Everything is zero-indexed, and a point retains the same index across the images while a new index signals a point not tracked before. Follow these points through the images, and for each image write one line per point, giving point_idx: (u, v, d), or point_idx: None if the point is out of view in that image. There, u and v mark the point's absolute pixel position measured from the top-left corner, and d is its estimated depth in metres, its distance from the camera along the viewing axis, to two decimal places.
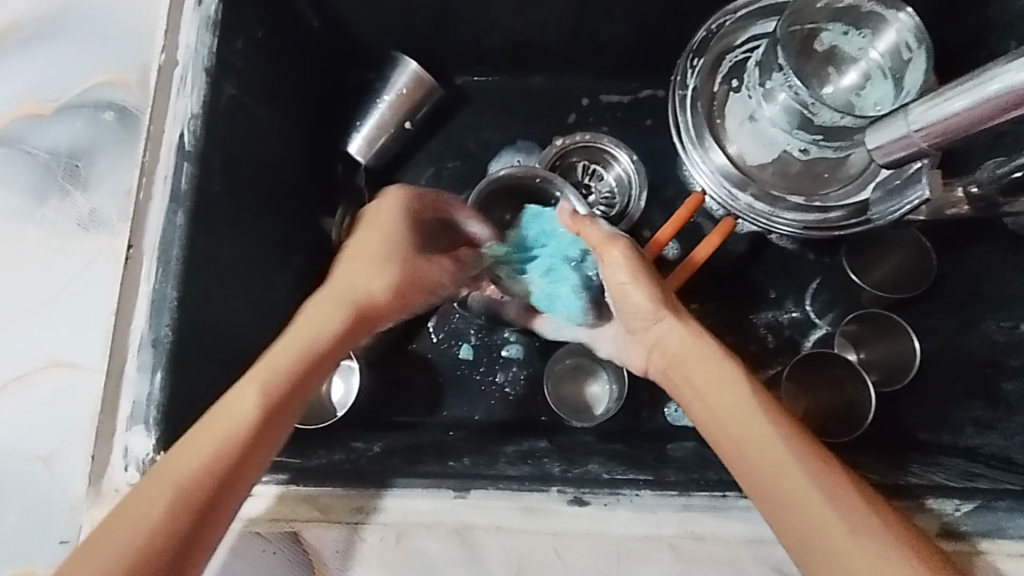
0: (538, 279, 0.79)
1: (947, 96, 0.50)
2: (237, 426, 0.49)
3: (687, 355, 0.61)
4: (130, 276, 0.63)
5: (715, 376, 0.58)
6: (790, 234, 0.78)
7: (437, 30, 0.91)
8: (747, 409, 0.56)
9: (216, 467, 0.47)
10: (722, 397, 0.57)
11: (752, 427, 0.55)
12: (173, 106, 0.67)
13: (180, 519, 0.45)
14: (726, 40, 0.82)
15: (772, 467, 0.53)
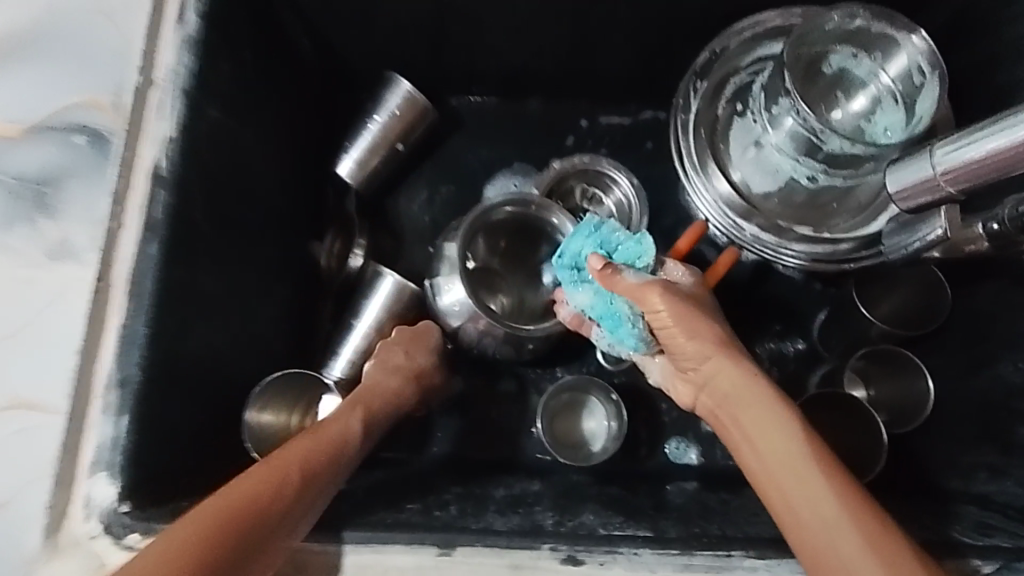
0: (593, 292, 0.71)
1: (973, 137, 0.49)
2: (238, 485, 0.51)
3: (735, 395, 0.58)
4: (98, 311, 0.59)
5: (764, 419, 0.55)
6: (796, 267, 0.75)
7: (432, 52, 0.88)
8: (799, 459, 0.52)
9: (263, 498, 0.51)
10: (771, 444, 0.54)
11: (801, 476, 0.52)
12: (150, 129, 0.63)
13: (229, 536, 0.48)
14: (730, 63, 0.79)
15: (820, 525, 0.50)
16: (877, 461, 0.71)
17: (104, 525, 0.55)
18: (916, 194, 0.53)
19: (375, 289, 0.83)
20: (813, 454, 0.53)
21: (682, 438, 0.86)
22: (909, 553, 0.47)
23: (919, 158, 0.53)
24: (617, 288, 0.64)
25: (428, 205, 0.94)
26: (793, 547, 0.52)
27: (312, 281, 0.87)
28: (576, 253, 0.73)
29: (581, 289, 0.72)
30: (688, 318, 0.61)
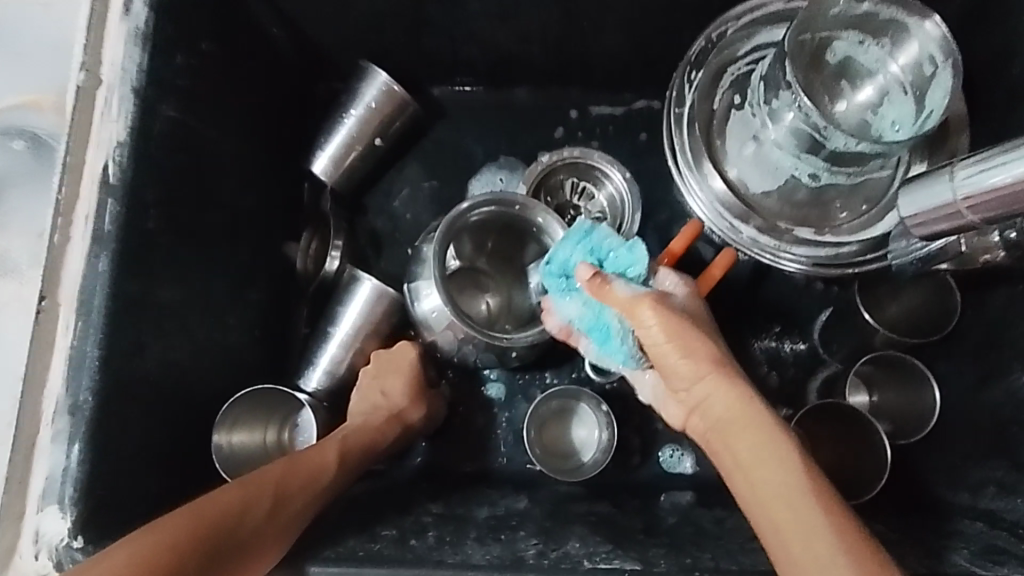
0: (583, 303, 0.66)
1: (1000, 160, 0.44)
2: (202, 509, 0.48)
3: (730, 419, 0.54)
4: (45, 331, 0.55)
5: (760, 447, 0.52)
6: (796, 272, 0.70)
7: (410, 39, 0.82)
8: (796, 492, 0.49)
9: (233, 516, 0.49)
10: (767, 474, 0.51)
11: (798, 511, 0.48)
12: (97, 132, 0.59)
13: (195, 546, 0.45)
14: (726, 51, 0.74)
15: (816, 564, 0.46)
16: (878, 480, 0.67)
17: (54, 561, 0.51)
18: (934, 219, 0.49)
19: (351, 296, 0.78)
20: (811, 486, 0.49)
21: (676, 446, 0.81)
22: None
23: (940, 178, 0.48)
24: (607, 300, 0.60)
25: (410, 202, 0.89)
26: None
27: (288, 285, 0.83)
28: (565, 260, 0.68)
29: (570, 299, 0.67)
30: (683, 332, 0.57)
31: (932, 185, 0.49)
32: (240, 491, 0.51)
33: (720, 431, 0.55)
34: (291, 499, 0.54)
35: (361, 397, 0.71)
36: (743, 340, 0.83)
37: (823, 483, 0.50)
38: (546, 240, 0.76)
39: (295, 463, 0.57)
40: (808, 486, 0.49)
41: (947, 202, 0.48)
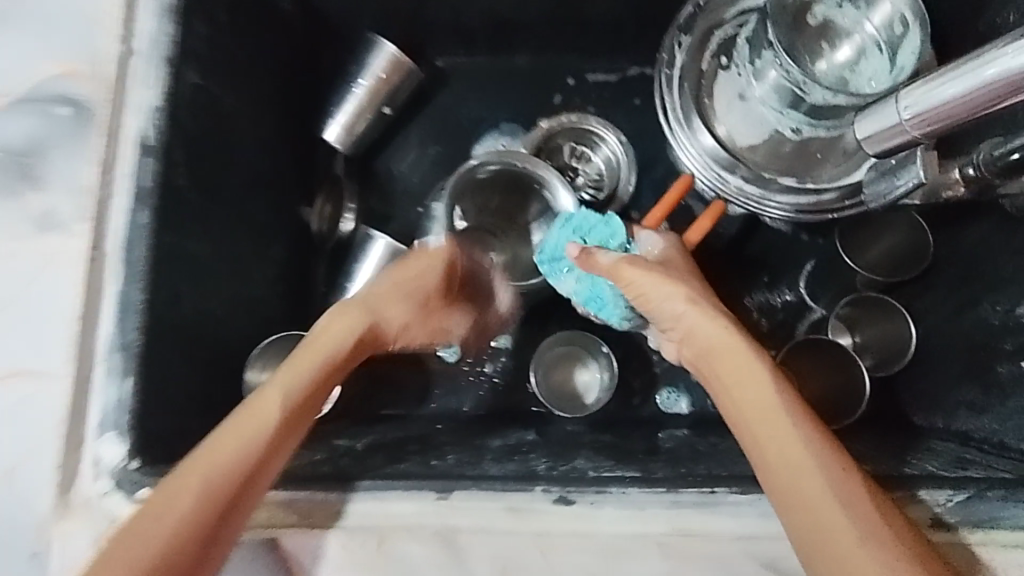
0: (577, 278, 0.74)
1: (941, 80, 0.47)
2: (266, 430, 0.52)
3: (714, 347, 0.60)
4: (93, 279, 0.59)
5: (742, 371, 0.57)
6: (782, 218, 0.75)
7: (415, 8, 0.87)
8: (773, 408, 0.55)
9: (246, 455, 0.50)
10: (749, 394, 0.56)
11: (775, 425, 0.54)
12: (131, 96, 0.63)
13: (212, 499, 0.47)
14: (714, 15, 0.79)
15: (790, 466, 0.52)
16: (858, 403, 0.74)
17: (115, 482, 0.56)
18: (886, 134, 0.52)
19: (367, 253, 0.84)
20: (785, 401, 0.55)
21: (673, 388, 0.88)
22: (869, 493, 0.51)
23: (889, 102, 0.51)
24: (594, 268, 0.66)
25: (417, 167, 0.95)
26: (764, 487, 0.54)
27: (306, 245, 0.88)
28: (554, 246, 0.75)
29: (565, 278, 0.75)
30: (661, 284, 0.62)
31: (885, 108, 0.52)
32: (248, 427, 0.51)
33: (707, 359, 0.60)
34: (302, 423, 0.55)
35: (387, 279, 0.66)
36: (732, 289, 0.89)
37: (796, 400, 0.56)
38: (547, 195, 0.82)
39: (303, 382, 0.55)
40: (784, 403, 0.55)
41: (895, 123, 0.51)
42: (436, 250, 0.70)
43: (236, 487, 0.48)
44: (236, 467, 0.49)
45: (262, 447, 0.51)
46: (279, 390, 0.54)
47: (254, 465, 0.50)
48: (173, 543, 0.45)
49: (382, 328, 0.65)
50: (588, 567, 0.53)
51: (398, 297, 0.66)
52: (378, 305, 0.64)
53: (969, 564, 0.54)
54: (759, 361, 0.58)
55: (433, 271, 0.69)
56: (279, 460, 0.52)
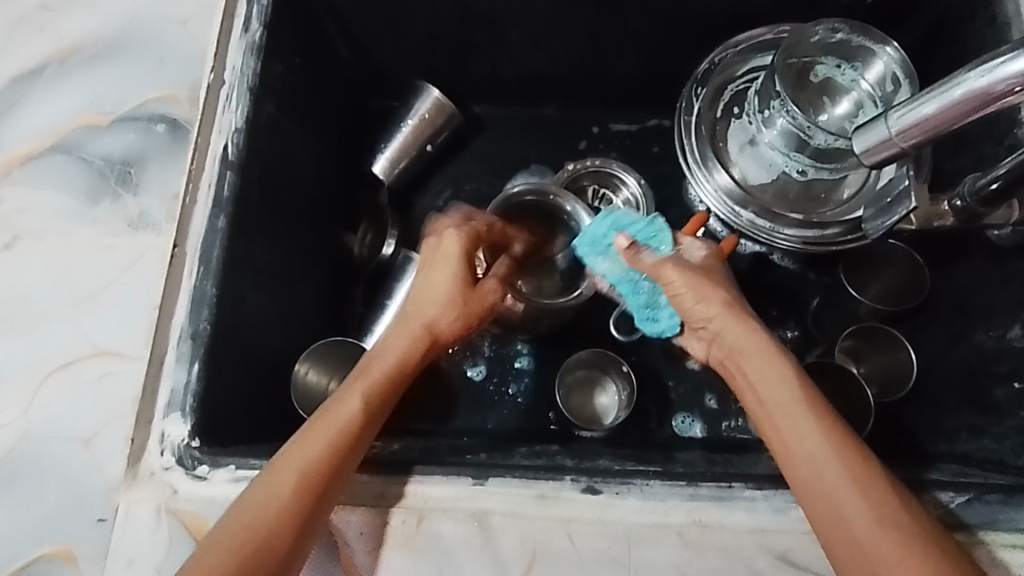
0: (614, 263, 0.80)
1: (921, 99, 0.52)
2: (337, 433, 0.59)
3: (743, 349, 0.65)
4: (173, 272, 0.67)
5: (768, 372, 0.62)
6: (790, 249, 0.83)
7: (457, 61, 0.97)
8: (797, 406, 0.60)
9: (323, 464, 0.57)
10: (774, 392, 0.61)
11: (797, 419, 0.59)
12: (219, 120, 0.72)
13: (296, 504, 0.55)
14: (726, 72, 0.89)
15: (811, 456, 0.57)
16: (862, 429, 0.78)
17: (176, 458, 0.61)
18: (876, 150, 0.57)
19: (405, 275, 0.92)
20: (804, 396, 0.60)
21: (687, 414, 0.93)
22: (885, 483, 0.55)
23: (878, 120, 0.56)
24: (637, 265, 0.72)
25: (452, 202, 1.03)
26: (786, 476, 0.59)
27: (348, 267, 0.95)
28: (593, 234, 0.81)
29: (604, 262, 0.81)
30: (699, 285, 0.68)
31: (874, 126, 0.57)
32: (321, 439, 0.58)
33: (736, 362, 0.66)
34: (370, 429, 0.61)
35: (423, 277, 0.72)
36: None
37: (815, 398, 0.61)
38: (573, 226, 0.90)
39: (370, 400, 0.62)
40: (803, 396, 0.60)
41: (884, 138, 0.56)
42: (468, 224, 0.74)
43: (316, 487, 0.56)
44: (313, 476, 0.56)
45: (337, 453, 0.58)
46: (352, 405, 0.61)
47: (326, 475, 0.57)
48: (263, 545, 0.53)
49: (457, 297, 0.70)
50: (610, 551, 0.58)
51: (456, 270, 0.71)
52: (429, 293, 0.70)
53: (983, 560, 0.58)
54: (782, 362, 0.63)
55: (471, 242, 0.73)
56: (349, 468, 0.58)
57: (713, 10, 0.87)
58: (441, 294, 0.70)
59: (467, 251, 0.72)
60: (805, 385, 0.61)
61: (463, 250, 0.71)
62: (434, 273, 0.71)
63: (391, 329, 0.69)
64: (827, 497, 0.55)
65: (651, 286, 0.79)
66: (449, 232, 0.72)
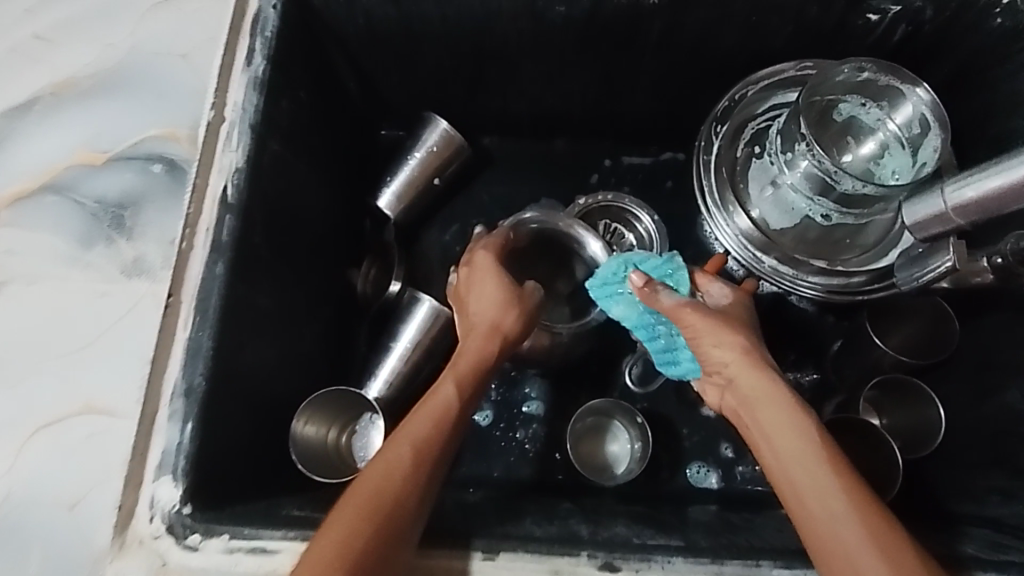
0: (627, 306, 0.76)
1: (979, 175, 0.55)
2: (424, 433, 0.60)
3: (759, 400, 0.61)
4: (167, 324, 0.63)
5: (786, 426, 0.58)
6: (812, 298, 0.79)
7: (468, 94, 0.95)
8: (817, 462, 0.56)
9: (431, 435, 0.60)
10: (793, 448, 0.57)
11: (818, 479, 0.55)
12: (219, 159, 0.69)
13: (417, 473, 0.57)
14: (746, 110, 0.85)
15: (831, 519, 0.53)
16: (891, 486, 0.74)
17: (166, 525, 0.58)
18: (929, 223, 0.60)
19: (410, 315, 0.88)
20: (823, 452, 0.56)
21: (702, 463, 0.89)
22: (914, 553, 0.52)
23: (932, 194, 0.60)
24: (655, 305, 0.68)
25: (459, 237, 1.00)
26: (803, 538, 0.55)
27: (351, 306, 0.92)
28: (609, 273, 0.77)
29: (617, 304, 0.77)
30: (717, 331, 0.64)
31: (929, 199, 0.60)
32: (427, 420, 0.61)
33: (751, 413, 0.61)
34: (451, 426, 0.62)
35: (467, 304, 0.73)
36: None
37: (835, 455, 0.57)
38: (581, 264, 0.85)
39: (461, 383, 0.65)
40: (822, 453, 0.56)
41: (937, 211, 0.59)
42: (488, 241, 0.77)
43: (429, 460, 0.59)
44: (427, 448, 0.59)
45: (437, 436, 0.60)
46: (448, 391, 0.64)
47: (437, 448, 0.60)
48: (396, 508, 0.55)
49: (510, 303, 0.71)
50: None
51: (502, 280, 0.73)
52: (481, 303, 0.71)
53: None
54: (801, 415, 0.59)
55: (499, 257, 0.76)
56: (456, 442, 0.63)
57: (734, 46, 0.84)
58: (497, 300, 0.71)
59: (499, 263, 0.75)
60: (825, 442, 0.57)
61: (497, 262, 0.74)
62: (479, 287, 0.72)
63: (463, 337, 0.71)
64: (850, 565, 0.51)
65: (668, 332, 0.75)
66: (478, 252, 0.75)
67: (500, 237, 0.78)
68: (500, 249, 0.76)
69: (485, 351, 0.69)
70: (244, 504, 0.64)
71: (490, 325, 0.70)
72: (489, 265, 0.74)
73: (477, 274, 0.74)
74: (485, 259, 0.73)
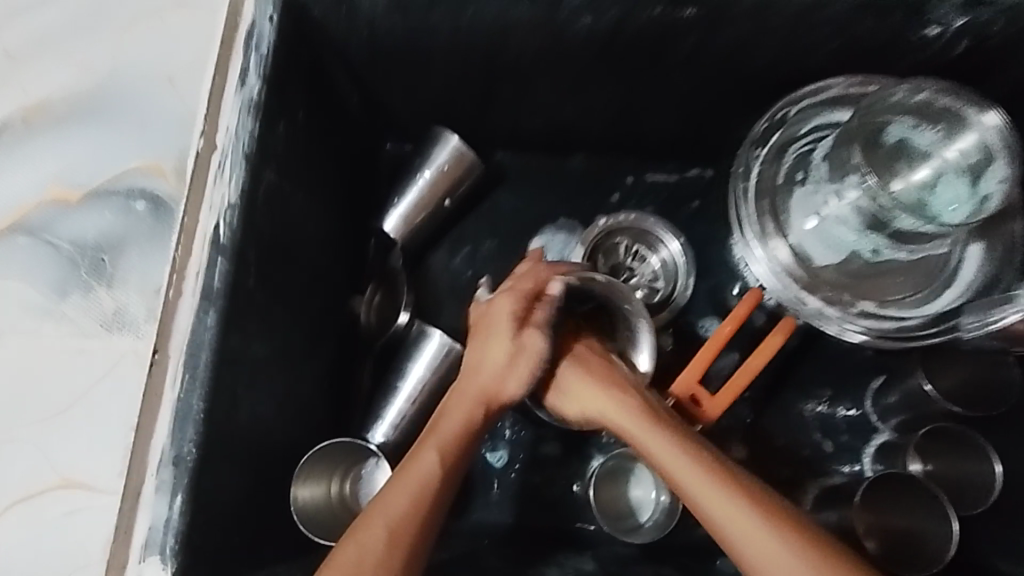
0: None
1: None
2: (393, 517, 0.57)
3: (676, 470, 0.59)
4: (153, 384, 0.58)
5: (710, 491, 0.57)
6: (861, 342, 0.73)
7: (480, 109, 0.87)
8: (740, 516, 0.56)
9: (406, 518, 0.57)
10: (729, 514, 0.56)
11: (760, 538, 0.55)
12: (209, 195, 0.62)
13: (390, 561, 0.55)
14: (788, 131, 0.78)
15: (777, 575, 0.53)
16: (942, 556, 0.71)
17: None
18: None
19: (419, 349, 0.80)
20: (738, 502, 0.57)
21: None
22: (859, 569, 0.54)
23: None
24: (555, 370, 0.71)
25: (470, 262, 0.93)
26: None
27: (353, 341, 0.85)
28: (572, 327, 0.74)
29: None
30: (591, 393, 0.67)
31: None
32: (404, 497, 0.58)
33: (676, 487, 0.59)
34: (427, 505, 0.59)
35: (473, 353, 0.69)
36: (792, 404, 0.86)
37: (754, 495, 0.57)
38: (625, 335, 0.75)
39: (445, 454, 0.62)
40: (742, 502, 0.57)
41: None
42: (515, 285, 0.69)
43: (407, 542, 0.57)
44: (403, 529, 0.57)
45: (416, 515, 0.58)
46: (430, 463, 0.61)
47: (415, 527, 0.57)
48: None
49: (513, 355, 0.67)
50: None
51: (513, 336, 0.67)
52: (487, 357, 0.67)
53: None
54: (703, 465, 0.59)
55: (523, 305, 0.68)
56: (438, 517, 0.60)
57: (772, 63, 0.76)
58: (499, 359, 0.67)
59: (520, 313, 0.68)
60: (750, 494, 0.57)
61: (515, 313, 0.68)
62: (490, 339, 0.68)
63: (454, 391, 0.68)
64: None
65: None
66: (500, 298, 0.69)
67: (534, 280, 0.69)
68: (526, 297, 0.68)
69: (472, 417, 0.65)
70: None
71: (488, 382, 0.67)
72: (504, 309, 0.68)
73: (489, 319, 0.69)
74: (502, 303, 0.68)
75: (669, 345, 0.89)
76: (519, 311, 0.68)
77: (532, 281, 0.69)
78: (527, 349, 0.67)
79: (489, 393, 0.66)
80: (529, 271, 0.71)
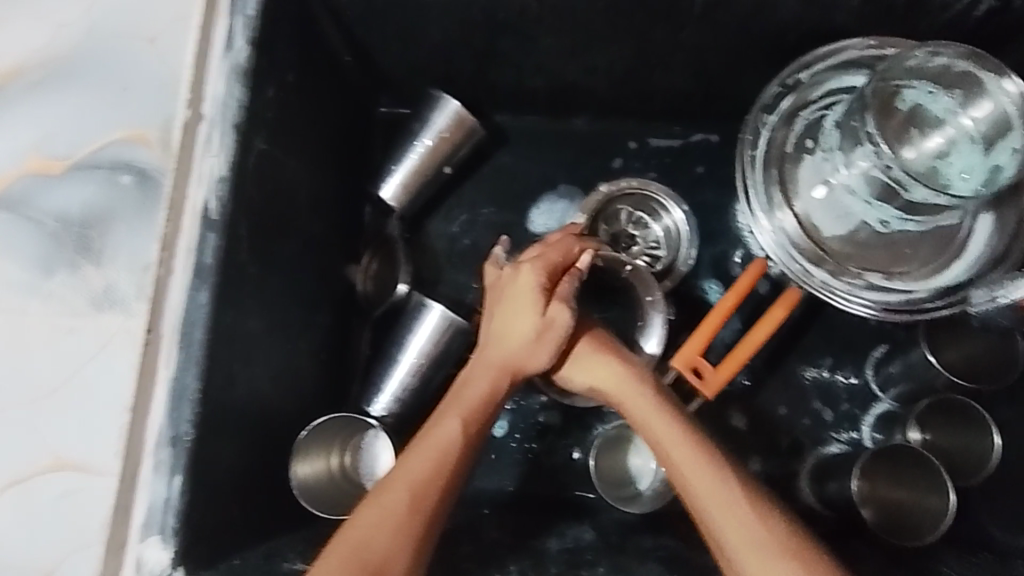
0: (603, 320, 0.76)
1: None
2: (416, 474, 0.57)
3: (692, 478, 0.56)
4: (147, 363, 0.57)
5: (688, 458, 0.58)
6: (866, 316, 0.71)
7: (478, 70, 0.82)
8: (707, 469, 0.57)
9: (431, 480, 0.57)
10: (727, 529, 0.54)
11: (753, 541, 0.53)
12: (198, 166, 0.61)
13: (411, 521, 0.55)
14: (798, 96, 0.75)
15: (730, 519, 0.54)
16: (940, 522, 0.70)
17: None
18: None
19: (418, 322, 0.77)
20: (707, 457, 0.57)
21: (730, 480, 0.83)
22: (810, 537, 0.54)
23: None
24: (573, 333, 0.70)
25: (469, 228, 0.90)
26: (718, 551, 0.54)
27: (351, 307, 0.82)
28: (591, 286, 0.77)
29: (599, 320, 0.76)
30: (596, 355, 0.67)
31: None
32: (427, 460, 0.58)
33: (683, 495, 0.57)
34: (459, 469, 0.58)
35: (495, 324, 0.66)
36: (793, 372, 0.85)
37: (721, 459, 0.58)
38: (640, 324, 0.74)
39: (469, 422, 0.61)
40: (711, 459, 0.57)
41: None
42: (544, 255, 0.66)
43: (429, 508, 0.56)
44: (426, 496, 0.56)
45: (443, 475, 0.57)
46: (452, 429, 0.60)
47: (439, 490, 0.57)
48: (382, 568, 0.53)
49: (536, 331, 0.64)
50: None
51: (536, 307, 0.65)
52: (510, 331, 0.65)
53: None
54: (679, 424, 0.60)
55: (550, 277, 0.66)
56: (460, 484, 0.59)
57: (788, 19, 0.73)
58: (525, 335, 0.65)
59: (547, 284, 0.65)
60: (766, 515, 0.54)
61: (542, 284, 0.65)
62: (514, 310, 0.65)
63: (474, 358, 0.66)
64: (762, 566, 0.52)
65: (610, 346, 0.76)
66: (525, 267, 0.66)
67: (563, 251, 0.67)
68: (554, 268, 0.66)
69: (497, 385, 0.64)
70: (241, 555, 0.59)
71: (511, 353, 0.65)
72: (531, 281, 0.65)
73: (514, 290, 0.66)
74: (530, 274, 0.65)
75: (673, 314, 0.86)
76: (545, 284, 0.65)
77: (562, 253, 0.67)
78: (551, 323, 0.64)
79: (514, 364, 0.65)
80: (558, 242, 0.68)
